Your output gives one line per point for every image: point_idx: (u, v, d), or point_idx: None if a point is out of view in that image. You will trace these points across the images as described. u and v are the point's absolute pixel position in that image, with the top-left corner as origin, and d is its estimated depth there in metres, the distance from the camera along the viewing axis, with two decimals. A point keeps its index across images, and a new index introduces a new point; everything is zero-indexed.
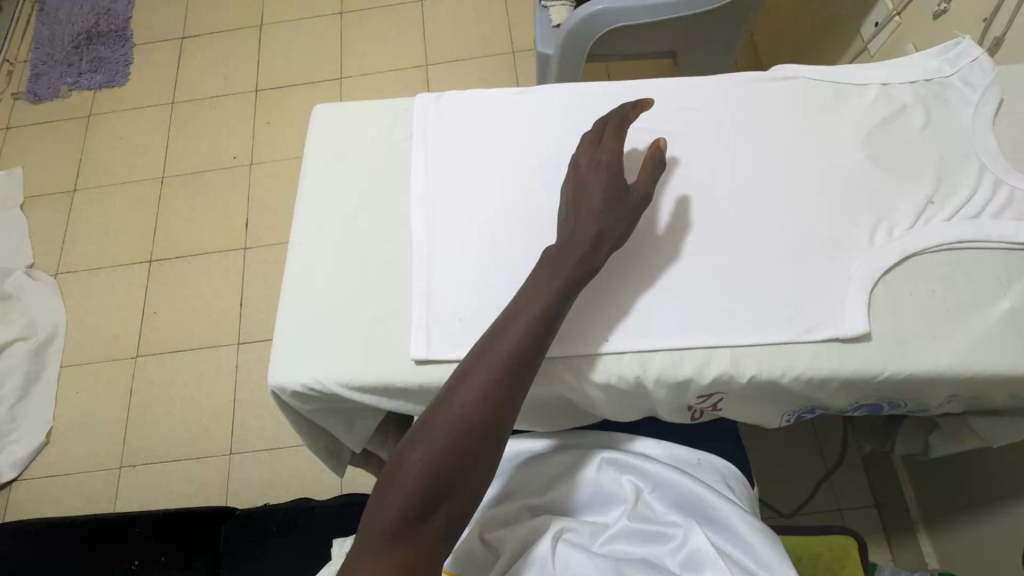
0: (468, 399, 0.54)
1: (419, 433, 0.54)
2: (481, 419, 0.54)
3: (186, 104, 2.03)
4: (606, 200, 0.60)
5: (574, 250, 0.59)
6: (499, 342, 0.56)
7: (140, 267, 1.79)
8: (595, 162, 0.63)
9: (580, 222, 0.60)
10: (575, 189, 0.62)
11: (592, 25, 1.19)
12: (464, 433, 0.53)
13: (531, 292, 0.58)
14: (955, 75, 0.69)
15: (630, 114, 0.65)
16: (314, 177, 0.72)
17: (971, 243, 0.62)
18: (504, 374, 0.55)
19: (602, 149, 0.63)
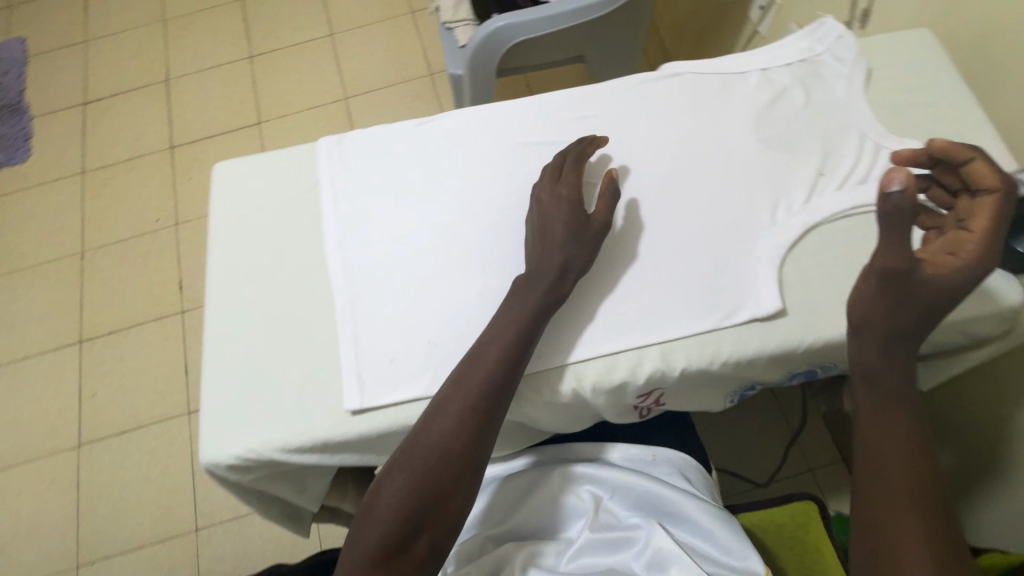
0: (443, 429, 0.56)
1: (396, 464, 0.56)
2: (457, 447, 0.55)
3: (98, 171, 1.94)
4: (568, 232, 0.61)
5: (539, 281, 0.60)
6: (473, 371, 0.57)
7: (70, 350, 1.68)
8: (555, 197, 0.63)
9: (543, 253, 0.61)
10: (540, 223, 0.63)
11: (494, 41, 1.21)
12: (439, 462, 0.55)
13: (502, 319, 0.59)
14: (825, 52, 0.74)
15: (587, 150, 0.66)
16: (222, 238, 0.70)
17: (862, 208, 0.66)
18: (477, 402, 0.56)
19: (561, 183, 0.64)
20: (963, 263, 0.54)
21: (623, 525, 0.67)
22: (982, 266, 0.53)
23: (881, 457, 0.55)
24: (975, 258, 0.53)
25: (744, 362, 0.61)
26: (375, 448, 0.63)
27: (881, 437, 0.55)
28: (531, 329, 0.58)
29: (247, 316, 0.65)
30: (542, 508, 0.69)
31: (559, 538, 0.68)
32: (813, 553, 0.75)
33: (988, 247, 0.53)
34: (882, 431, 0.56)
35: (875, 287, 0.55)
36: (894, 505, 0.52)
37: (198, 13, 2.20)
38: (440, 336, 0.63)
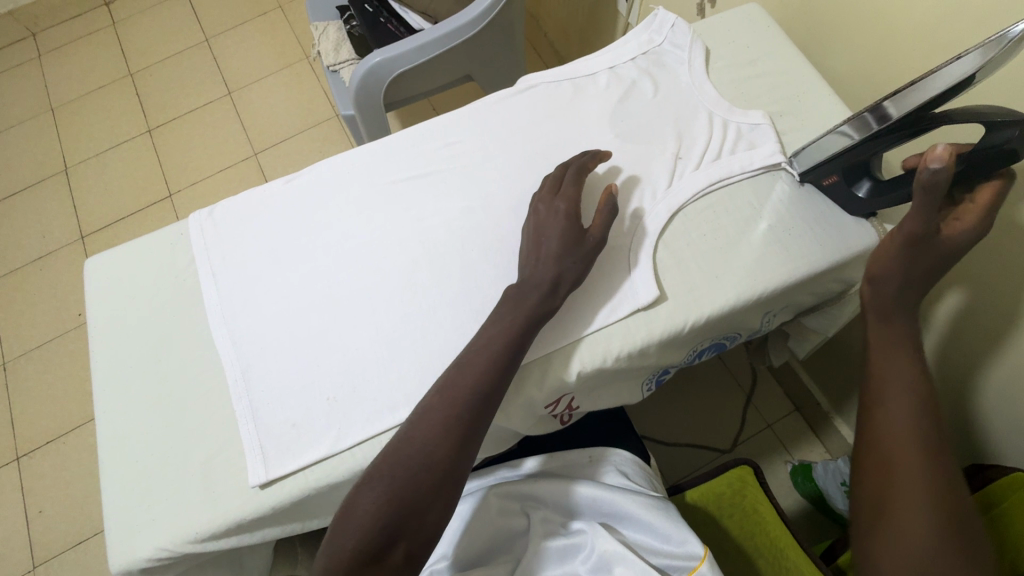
0: (428, 435, 0.55)
1: (375, 471, 0.54)
2: (439, 455, 0.54)
3: (7, 277, 1.84)
4: (563, 244, 0.61)
5: (534, 291, 0.60)
6: (461, 377, 0.57)
7: (7, 469, 1.59)
8: (553, 210, 0.64)
9: (539, 263, 0.61)
10: (536, 235, 0.63)
11: (374, 78, 1.21)
12: (421, 468, 0.53)
13: (490, 325, 0.59)
14: (665, 41, 0.77)
15: (589, 163, 0.67)
16: (103, 335, 0.68)
17: (720, 182, 0.69)
18: (462, 411, 0.55)
19: (559, 197, 0.64)
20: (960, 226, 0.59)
21: (563, 531, 0.66)
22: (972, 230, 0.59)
23: (887, 371, 0.59)
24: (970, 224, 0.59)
25: (639, 350, 0.63)
26: (296, 516, 0.62)
27: (886, 355, 0.60)
28: (517, 338, 0.58)
29: (140, 410, 0.63)
30: (482, 534, 0.69)
31: (504, 560, 0.67)
32: (753, 515, 0.77)
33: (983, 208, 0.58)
34: (888, 349, 0.61)
35: (900, 248, 0.60)
36: (897, 409, 0.57)
37: (87, 96, 2.13)
38: (340, 390, 0.62)
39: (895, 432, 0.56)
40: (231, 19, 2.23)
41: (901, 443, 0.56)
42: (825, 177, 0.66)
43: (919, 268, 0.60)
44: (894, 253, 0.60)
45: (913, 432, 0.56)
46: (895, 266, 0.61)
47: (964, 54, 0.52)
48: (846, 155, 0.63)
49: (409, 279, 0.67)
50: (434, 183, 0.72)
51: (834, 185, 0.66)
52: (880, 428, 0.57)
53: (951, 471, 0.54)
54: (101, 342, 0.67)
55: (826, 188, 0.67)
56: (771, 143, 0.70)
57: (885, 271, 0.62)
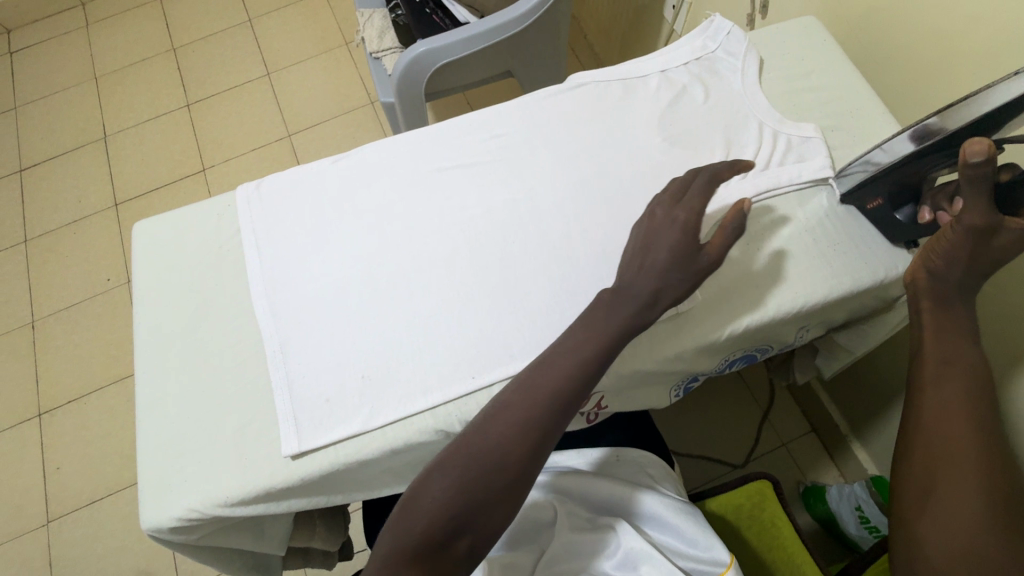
0: (505, 431, 0.54)
1: (448, 459, 0.53)
2: (515, 451, 0.53)
3: (41, 238, 1.89)
4: (672, 259, 0.58)
5: (631, 303, 0.58)
6: (547, 378, 0.56)
7: (29, 424, 1.63)
8: (671, 218, 0.60)
9: (641, 273, 0.59)
10: (647, 241, 0.60)
11: (417, 67, 1.22)
12: (497, 463, 0.53)
13: (584, 330, 0.58)
14: (718, 48, 0.77)
15: (723, 173, 0.62)
16: (146, 298, 0.69)
17: (766, 193, 0.68)
18: (540, 416, 0.54)
19: (683, 207, 0.60)
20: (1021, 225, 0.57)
21: (589, 525, 0.68)
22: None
23: (947, 366, 0.61)
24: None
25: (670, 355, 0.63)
26: (322, 490, 0.63)
27: (946, 351, 0.61)
28: (604, 350, 0.57)
29: (178, 373, 0.65)
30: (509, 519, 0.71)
31: (529, 549, 0.69)
32: (771, 530, 0.76)
33: None
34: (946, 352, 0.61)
35: (961, 241, 0.59)
36: (953, 404, 0.59)
37: (130, 67, 2.17)
38: (373, 370, 0.63)
39: (950, 428, 0.58)
40: (274, 1, 2.26)
41: (955, 438, 0.58)
42: (869, 202, 0.66)
43: (977, 262, 0.60)
44: (954, 246, 0.59)
45: (969, 427, 0.58)
46: (955, 259, 0.60)
47: (1017, 74, 0.52)
48: (887, 176, 0.63)
49: (449, 266, 0.68)
50: (478, 173, 0.72)
51: (878, 210, 0.66)
52: (932, 421, 0.60)
53: (1004, 466, 0.56)
54: (144, 305, 0.69)
55: (870, 212, 0.67)
56: (820, 157, 0.70)
57: (946, 263, 0.61)
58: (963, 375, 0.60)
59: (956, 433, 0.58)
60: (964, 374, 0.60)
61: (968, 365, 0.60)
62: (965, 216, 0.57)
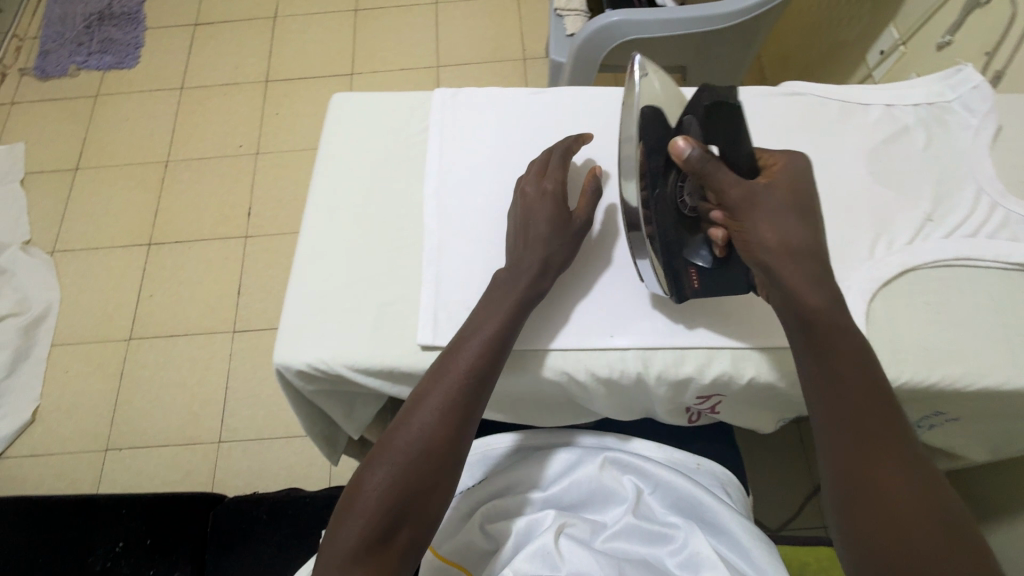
0: (425, 422, 0.56)
1: (378, 456, 0.56)
2: (436, 441, 0.55)
3: (195, 90, 2.03)
4: (551, 230, 0.62)
5: (523, 277, 0.60)
6: (451, 365, 0.57)
7: (138, 249, 1.78)
8: (540, 191, 0.64)
9: (526, 248, 0.61)
10: (520, 221, 0.63)
11: (604, 36, 1.20)
12: (420, 457, 0.55)
13: (483, 313, 0.59)
14: (955, 100, 0.73)
15: (573, 147, 0.67)
16: (331, 162, 0.73)
17: (965, 261, 0.64)
18: (457, 402, 0.56)
19: (547, 182, 0.65)
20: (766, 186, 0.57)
21: (659, 522, 0.70)
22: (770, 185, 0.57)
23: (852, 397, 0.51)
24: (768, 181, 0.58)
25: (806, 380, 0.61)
26: None
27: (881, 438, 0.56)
28: (505, 327, 0.58)
29: (341, 236, 0.68)
30: (583, 486, 0.72)
31: (593, 519, 0.72)
32: None
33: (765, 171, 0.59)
34: None
35: (756, 218, 0.55)
36: (882, 444, 0.50)
37: None
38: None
39: (892, 478, 0.49)
40: None
41: (909, 497, 0.48)
42: (688, 280, 0.60)
43: (790, 221, 0.55)
44: (760, 228, 0.55)
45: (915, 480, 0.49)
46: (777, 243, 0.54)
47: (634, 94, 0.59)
48: (670, 239, 0.59)
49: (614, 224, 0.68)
50: None
51: (702, 282, 0.60)
52: (875, 474, 0.49)
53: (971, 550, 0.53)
54: (324, 167, 0.73)
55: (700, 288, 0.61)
56: None
57: (777, 247, 0.54)
58: (873, 397, 0.51)
59: (904, 486, 0.48)
60: (875, 395, 0.52)
61: (867, 388, 0.52)
62: (733, 191, 0.56)
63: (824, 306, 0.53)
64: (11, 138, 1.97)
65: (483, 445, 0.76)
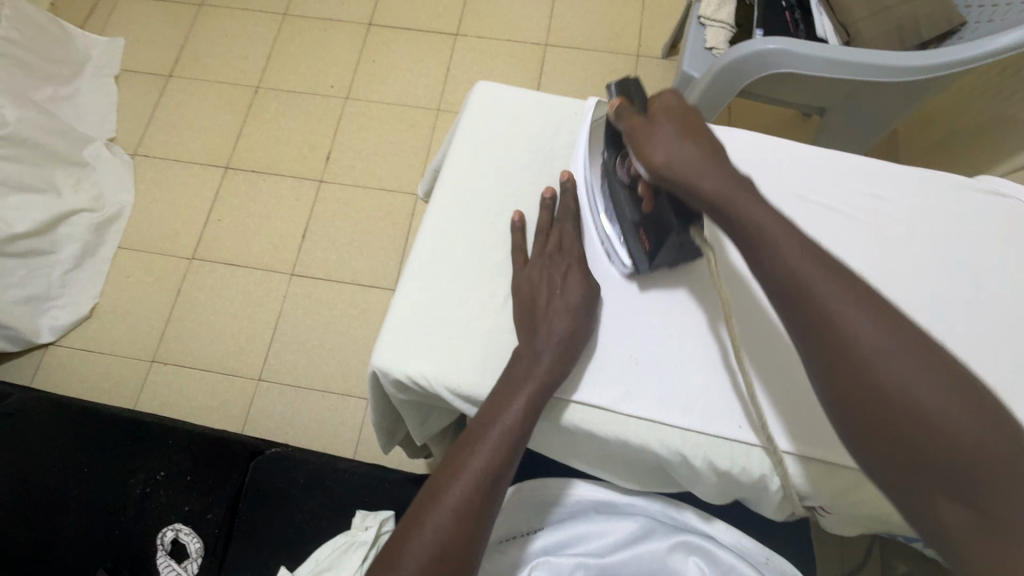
0: (443, 521, 0.50)
1: (390, 561, 0.49)
2: (455, 539, 0.49)
3: (297, 19, 1.98)
4: (578, 306, 0.58)
5: (546, 358, 0.55)
6: (472, 452, 0.53)
7: (215, 170, 1.78)
8: (557, 262, 0.61)
9: (551, 316, 0.57)
10: (539, 291, 0.59)
11: (755, 62, 1.07)
12: (440, 559, 0.48)
13: (503, 391, 0.54)
14: None
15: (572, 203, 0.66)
16: (466, 159, 0.69)
17: None
18: (477, 495, 0.51)
19: (563, 251, 0.62)
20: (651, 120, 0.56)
21: None
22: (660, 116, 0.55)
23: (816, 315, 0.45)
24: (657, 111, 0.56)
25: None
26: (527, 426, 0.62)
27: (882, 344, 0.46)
28: (529, 410, 0.54)
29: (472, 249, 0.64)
30: (644, 561, 0.62)
31: None
32: None
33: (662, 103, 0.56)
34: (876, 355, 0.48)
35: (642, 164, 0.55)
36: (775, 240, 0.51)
37: None
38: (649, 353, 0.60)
39: (899, 378, 0.42)
40: None
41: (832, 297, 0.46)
42: (640, 244, 0.60)
43: (675, 136, 0.53)
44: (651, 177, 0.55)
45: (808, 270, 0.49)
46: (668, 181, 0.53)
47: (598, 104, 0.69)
48: (619, 211, 0.61)
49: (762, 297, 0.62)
50: (841, 223, 0.64)
51: (652, 244, 0.59)
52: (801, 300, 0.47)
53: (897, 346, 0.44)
54: (458, 168, 0.68)
55: (653, 252, 0.59)
56: None
57: (659, 166, 0.53)
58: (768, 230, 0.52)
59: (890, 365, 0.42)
60: (830, 275, 0.46)
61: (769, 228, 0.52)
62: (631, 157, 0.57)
63: (712, 202, 0.50)
64: (113, 31, 1.97)
65: (539, 487, 0.68)
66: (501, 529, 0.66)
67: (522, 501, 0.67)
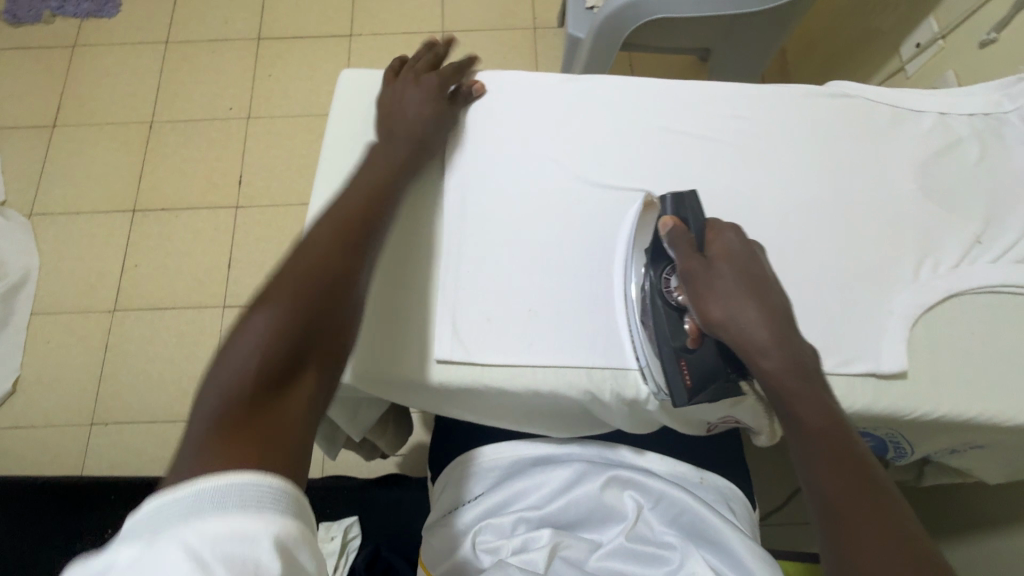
0: (269, 318, 0.48)
1: (214, 370, 0.45)
2: (290, 331, 0.48)
3: (182, 46, 1.90)
4: (424, 111, 0.66)
5: (395, 140, 0.64)
6: (293, 256, 0.53)
7: (123, 215, 1.70)
8: (400, 102, 0.68)
9: (387, 134, 0.65)
10: (393, 102, 0.68)
11: (631, 13, 1.10)
12: (271, 351, 0.46)
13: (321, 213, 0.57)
14: (1014, 112, 0.69)
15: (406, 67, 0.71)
16: (341, 150, 0.68)
17: (1016, 287, 0.60)
18: (304, 282, 0.50)
19: (400, 91, 0.69)
20: (715, 256, 0.55)
21: (655, 539, 0.63)
22: (722, 262, 0.55)
23: (835, 522, 0.45)
24: (721, 253, 0.55)
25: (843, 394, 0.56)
26: (447, 398, 0.63)
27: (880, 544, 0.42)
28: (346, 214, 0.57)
29: (338, 202, 0.57)
30: (581, 505, 0.64)
31: (588, 537, 0.64)
32: None
33: (722, 240, 0.56)
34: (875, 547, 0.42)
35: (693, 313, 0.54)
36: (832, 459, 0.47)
37: None
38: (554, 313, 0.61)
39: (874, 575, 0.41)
40: None
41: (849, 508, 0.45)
42: (681, 376, 0.54)
43: (735, 290, 0.53)
44: (716, 330, 0.53)
45: (831, 468, 0.47)
46: (740, 341, 0.52)
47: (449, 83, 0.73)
48: (658, 334, 0.55)
49: None
50: (710, 148, 0.66)
51: (696, 379, 0.53)
52: (827, 495, 0.46)
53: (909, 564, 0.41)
54: (331, 166, 0.68)
55: (697, 387, 0.53)
56: None
57: (720, 320, 0.52)
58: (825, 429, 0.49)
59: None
60: (825, 457, 0.47)
61: (826, 423, 0.49)
62: (679, 292, 0.56)
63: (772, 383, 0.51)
64: None
65: (483, 456, 0.68)
66: (449, 499, 0.67)
67: (463, 471, 0.68)
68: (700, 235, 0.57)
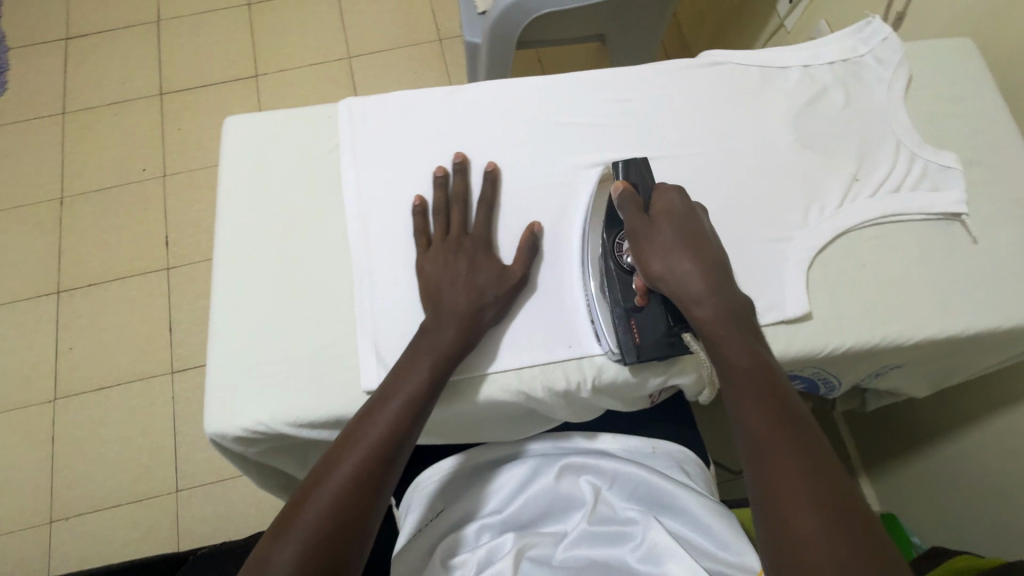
0: None
1: None
2: None
3: (81, 114, 1.82)
4: None
5: None
6: None
7: (47, 299, 1.62)
8: None
9: None
10: None
11: (520, 11, 1.12)
12: None
13: None
14: (869, 53, 0.74)
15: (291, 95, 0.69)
16: (238, 197, 0.67)
17: (894, 217, 0.65)
18: None
19: None
20: (672, 215, 0.57)
21: (616, 517, 0.64)
22: (694, 222, 0.57)
23: (760, 465, 0.46)
24: (671, 212, 0.58)
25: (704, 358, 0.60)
26: None
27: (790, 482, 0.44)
28: None
29: None
30: (540, 499, 0.65)
31: (552, 530, 0.65)
32: None
33: (668, 202, 0.58)
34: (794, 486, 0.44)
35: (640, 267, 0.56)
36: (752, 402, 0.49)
37: None
38: (497, 351, 0.61)
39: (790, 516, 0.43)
40: None
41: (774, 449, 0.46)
42: (632, 334, 0.58)
43: (676, 245, 0.55)
44: (669, 286, 0.55)
45: (755, 408, 0.49)
46: (678, 293, 0.54)
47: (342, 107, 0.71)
48: (610, 297, 0.59)
49: (557, 227, 0.65)
50: (599, 135, 0.69)
51: (667, 336, 0.58)
52: (753, 439, 0.48)
53: (824, 496, 0.43)
54: (230, 215, 0.66)
55: (645, 343, 0.58)
56: (958, 191, 0.66)
57: (660, 275, 0.55)
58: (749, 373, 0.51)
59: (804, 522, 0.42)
60: (756, 401, 0.49)
61: (747, 367, 0.51)
62: (629, 254, 0.58)
63: (704, 328, 0.53)
64: None
65: (437, 471, 0.69)
66: (408, 526, 0.66)
67: (423, 490, 0.68)
68: (648, 200, 0.59)
